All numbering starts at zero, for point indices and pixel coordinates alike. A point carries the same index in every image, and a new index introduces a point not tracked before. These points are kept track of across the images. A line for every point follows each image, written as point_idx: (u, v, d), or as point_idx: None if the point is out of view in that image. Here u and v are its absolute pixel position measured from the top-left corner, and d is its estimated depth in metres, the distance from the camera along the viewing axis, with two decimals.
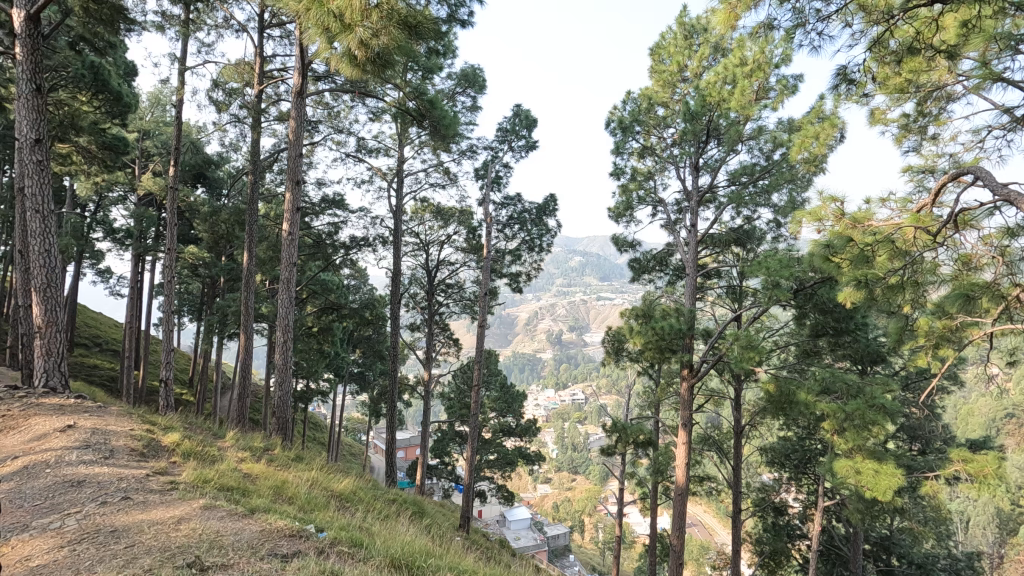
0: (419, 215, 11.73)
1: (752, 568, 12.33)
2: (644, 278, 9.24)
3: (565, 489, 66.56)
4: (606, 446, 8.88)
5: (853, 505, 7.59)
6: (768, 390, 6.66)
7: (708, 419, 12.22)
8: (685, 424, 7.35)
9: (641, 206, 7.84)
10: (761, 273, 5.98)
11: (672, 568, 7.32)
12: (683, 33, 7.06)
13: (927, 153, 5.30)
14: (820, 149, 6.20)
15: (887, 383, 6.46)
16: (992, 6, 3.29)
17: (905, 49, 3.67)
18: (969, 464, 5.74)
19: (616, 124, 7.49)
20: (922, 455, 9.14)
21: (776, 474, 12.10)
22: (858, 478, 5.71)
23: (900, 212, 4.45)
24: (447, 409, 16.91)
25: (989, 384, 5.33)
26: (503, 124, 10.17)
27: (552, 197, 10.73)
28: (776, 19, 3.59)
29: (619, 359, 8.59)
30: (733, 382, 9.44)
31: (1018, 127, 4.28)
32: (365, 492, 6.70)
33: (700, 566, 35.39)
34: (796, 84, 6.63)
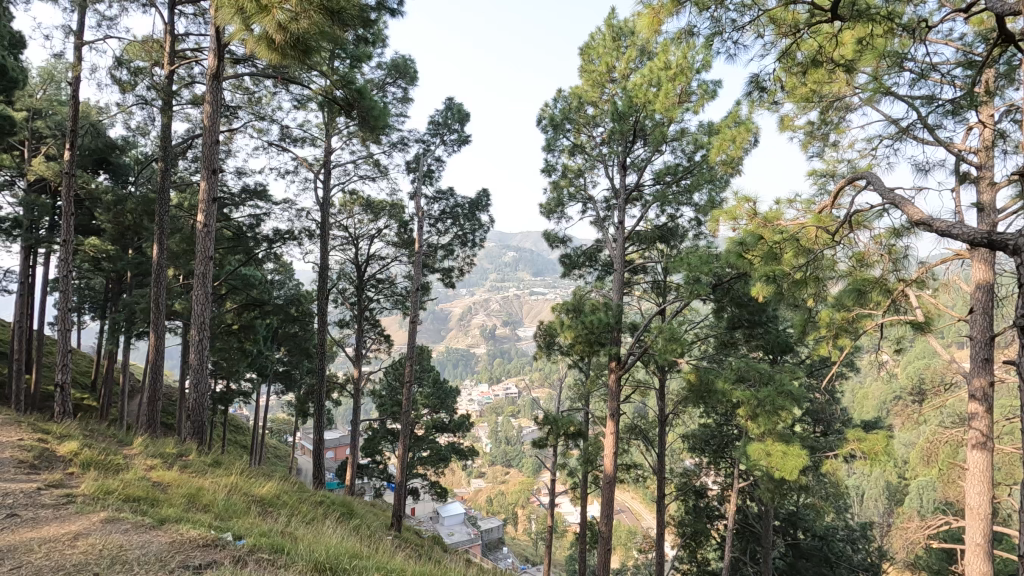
0: (348, 208, 11.36)
1: (675, 549, 12.98)
2: (574, 274, 9.43)
3: (498, 482, 67.27)
4: (538, 439, 9.00)
5: (764, 485, 8.14)
6: (690, 379, 7.04)
7: (635, 409, 12.66)
8: (613, 416, 7.57)
9: (571, 202, 8.00)
10: (683, 268, 6.29)
11: (601, 554, 7.55)
12: (611, 34, 7.26)
13: (829, 158, 5.77)
14: (737, 152, 6.55)
15: (795, 370, 6.96)
16: (883, 26, 3.60)
17: (809, 61, 3.94)
18: (863, 443, 6.32)
19: (547, 121, 7.60)
20: (823, 437, 9.95)
21: (697, 459, 12.74)
22: (768, 460, 6.22)
23: (805, 212, 4.82)
24: (379, 406, 16.55)
25: (880, 370, 5.89)
26: (435, 117, 10.04)
27: (484, 192, 10.70)
28: (696, 26, 3.77)
29: (551, 353, 8.75)
30: (658, 373, 9.84)
31: (904, 137, 4.79)
32: (289, 495, 6.47)
33: (628, 551, 36.87)
34: (715, 89, 6.98)
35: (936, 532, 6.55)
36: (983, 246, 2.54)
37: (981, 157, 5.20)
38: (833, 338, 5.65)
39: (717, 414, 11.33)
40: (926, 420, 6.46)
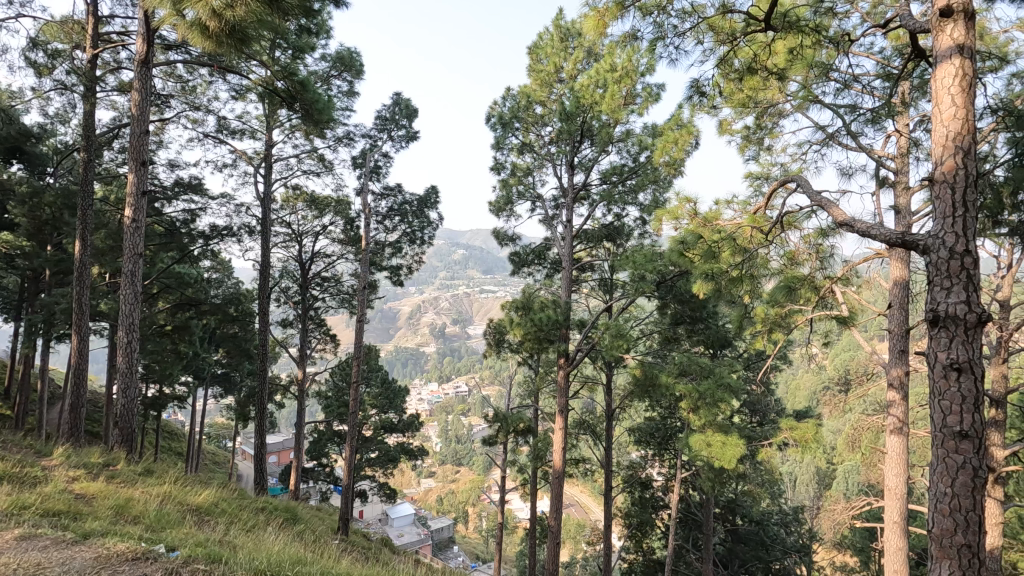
0: (291, 204, 10.98)
1: (622, 540, 13.32)
2: (524, 272, 9.49)
3: (449, 481, 66.95)
4: (488, 437, 9.01)
5: (705, 474, 8.47)
6: (635, 374, 7.23)
7: (583, 404, 12.88)
8: (562, 411, 7.67)
9: (520, 200, 8.04)
10: (629, 266, 6.47)
11: (550, 548, 7.66)
12: (559, 35, 7.35)
13: (764, 162, 6.08)
14: (679, 154, 6.77)
15: (733, 364, 7.28)
16: (811, 38, 3.82)
17: (745, 68, 4.11)
18: (795, 431, 6.70)
19: (496, 119, 7.60)
20: (759, 426, 10.46)
21: (642, 452, 13.11)
22: (709, 450, 6.50)
23: (741, 212, 5.05)
24: (325, 408, 16.11)
25: (810, 362, 6.26)
26: (381, 112, 9.85)
27: (433, 189, 10.60)
28: (640, 31, 3.87)
29: (501, 350, 8.78)
30: (606, 368, 10.05)
31: (830, 143, 5.11)
32: (228, 502, 6.20)
33: (577, 544, 37.53)
34: (659, 92, 7.19)
35: (860, 512, 7.02)
36: (898, 247, 2.74)
37: (898, 163, 5.61)
38: (767, 333, 5.95)
39: (662, 408, 11.69)
40: (850, 408, 6.92)
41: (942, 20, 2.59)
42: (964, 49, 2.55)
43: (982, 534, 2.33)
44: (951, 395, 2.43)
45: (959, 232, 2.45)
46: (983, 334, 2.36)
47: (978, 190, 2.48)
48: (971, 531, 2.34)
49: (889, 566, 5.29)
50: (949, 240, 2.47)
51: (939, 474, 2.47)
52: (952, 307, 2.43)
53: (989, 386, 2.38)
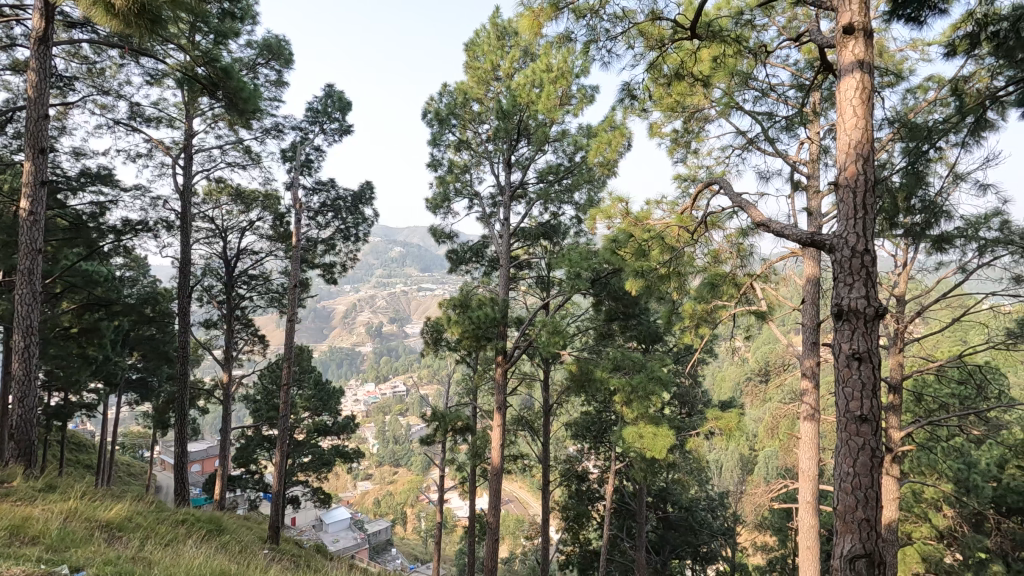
0: (214, 198, 10.38)
1: (559, 533, 13.56)
2: (461, 269, 9.44)
3: (387, 482, 65.70)
4: (426, 436, 8.91)
5: (638, 465, 8.76)
6: (572, 369, 7.37)
7: (521, 401, 12.99)
8: (500, 408, 7.70)
9: (458, 198, 7.99)
10: (565, 264, 6.59)
11: (489, 545, 7.68)
12: (496, 33, 7.36)
13: (691, 164, 6.35)
14: (612, 155, 6.96)
15: (664, 358, 7.57)
16: (733, 48, 4.03)
17: (673, 74, 4.27)
18: (720, 421, 7.07)
19: (432, 115, 7.49)
20: (688, 417, 10.95)
21: (578, 446, 13.41)
22: (641, 442, 6.74)
23: (670, 212, 5.26)
24: (253, 413, 15.36)
25: (733, 355, 6.62)
26: (313, 104, 9.50)
27: (368, 185, 10.32)
28: (574, 32, 3.95)
29: (438, 349, 8.69)
30: (543, 365, 10.19)
31: (750, 147, 5.41)
32: (143, 516, 5.78)
33: (516, 539, 37.86)
34: (593, 94, 7.36)
35: (778, 495, 7.51)
36: (808, 246, 2.96)
37: (810, 168, 6.02)
38: (694, 328, 6.26)
39: (597, 402, 11.98)
40: (770, 397, 7.38)
41: (845, 37, 2.81)
42: (864, 64, 2.77)
43: (879, 508, 2.54)
44: (852, 383, 2.64)
45: (859, 233, 2.67)
46: (879, 325, 2.58)
47: (876, 194, 2.71)
48: (870, 506, 2.54)
49: (802, 542, 5.69)
50: (851, 241, 2.69)
51: (843, 456, 2.67)
52: (854, 301, 2.65)
53: (884, 374, 2.61)
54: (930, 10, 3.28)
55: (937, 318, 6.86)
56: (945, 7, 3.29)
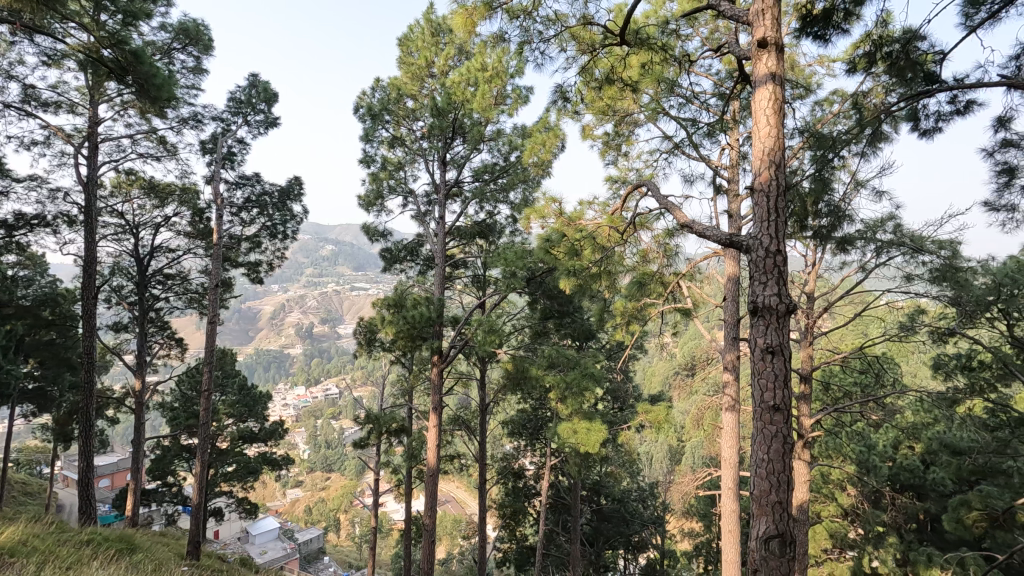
0: (123, 191, 9.60)
1: (497, 531, 13.61)
2: (396, 268, 9.26)
3: (319, 489, 63.48)
4: (359, 440, 8.67)
5: (573, 460, 8.94)
6: (507, 368, 7.32)
7: (458, 401, 12.93)
8: (436, 408, 7.62)
9: (392, 195, 7.83)
10: (500, 263, 6.61)
11: (426, 547, 7.59)
12: (430, 29, 7.29)
13: (621, 166, 6.55)
14: (546, 156, 7.07)
15: (597, 355, 7.76)
16: (660, 56, 4.19)
17: (604, 79, 4.38)
18: (650, 414, 7.35)
19: (365, 110, 7.21)
20: (619, 412, 11.31)
21: (514, 443, 13.52)
22: (575, 437, 6.90)
23: (601, 213, 5.40)
24: (170, 421, 14.37)
25: (662, 351, 6.90)
26: (235, 93, 8.99)
27: (296, 180, 9.89)
28: (507, 33, 3.97)
29: (372, 349, 8.48)
30: (479, 364, 10.19)
31: (676, 152, 5.65)
32: (42, 538, 5.27)
33: (454, 539, 37.64)
34: (528, 95, 7.43)
35: (703, 482, 7.90)
36: (728, 247, 3.12)
37: (730, 173, 6.37)
38: (625, 325, 6.54)
39: (533, 399, 12.13)
40: (695, 390, 7.75)
41: (759, 50, 2.98)
42: (776, 77, 2.96)
43: (790, 491, 2.73)
44: (767, 374, 2.81)
45: (772, 234, 2.86)
46: (790, 321, 2.77)
47: (786, 198, 2.91)
48: (783, 489, 2.73)
49: (725, 526, 6.01)
50: (765, 242, 2.87)
51: (759, 443, 2.85)
52: (767, 299, 2.83)
53: (794, 365, 2.81)
54: (834, 29, 3.55)
55: (842, 314, 7.46)
56: (847, 28, 3.57)
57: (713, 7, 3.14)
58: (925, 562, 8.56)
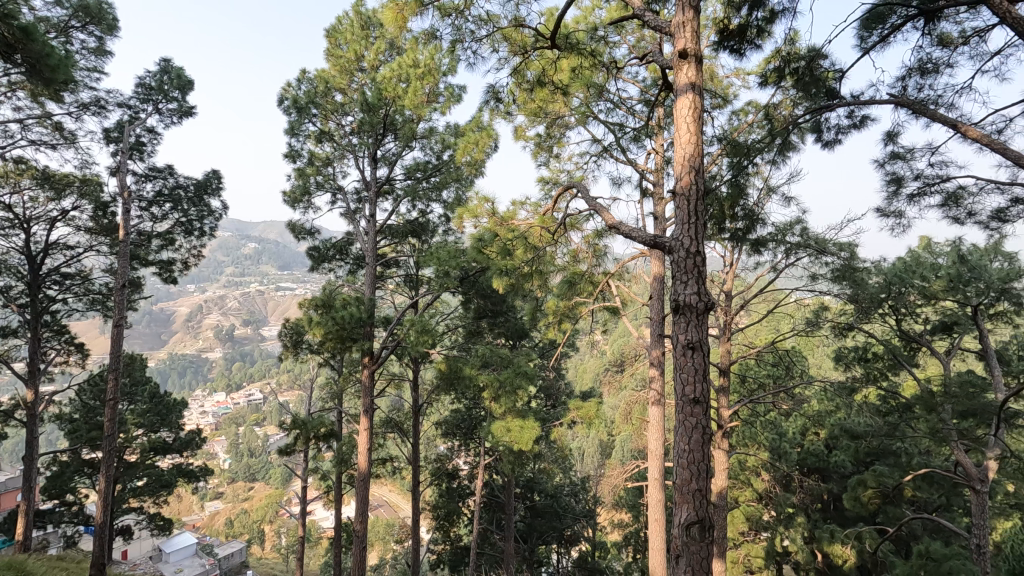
0: (11, 181, 8.66)
1: (431, 533, 13.46)
2: (324, 268, 8.94)
3: (241, 500, 60.21)
4: (285, 446, 8.30)
5: (506, 458, 9.00)
6: (440, 369, 7.16)
7: (390, 403, 12.68)
8: (367, 411, 7.44)
9: (319, 191, 7.55)
10: (433, 263, 6.55)
11: (357, 553, 7.40)
12: (359, 22, 7.10)
13: (553, 168, 6.67)
14: (479, 155, 7.07)
15: (530, 354, 7.85)
16: (589, 62, 4.30)
17: (536, 81, 4.43)
18: (581, 410, 7.54)
19: (290, 103, 6.86)
20: (552, 409, 11.51)
21: (448, 443, 13.44)
22: (508, 435, 6.96)
23: (533, 213, 5.47)
24: (69, 434, 13.12)
25: (593, 348, 7.08)
26: (144, 79, 8.35)
27: (214, 173, 9.32)
28: (439, 30, 3.94)
29: (299, 352, 8.14)
30: (412, 365, 10.03)
31: (605, 155, 5.83)
32: None
33: (387, 544, 36.86)
34: (461, 93, 7.40)
35: (631, 474, 8.19)
36: (652, 248, 3.26)
37: (656, 177, 6.65)
38: (557, 323, 6.69)
39: (467, 399, 12.08)
40: (624, 386, 8.01)
41: (680, 61, 3.13)
42: (695, 87, 3.12)
43: (709, 479, 2.89)
44: (687, 369, 2.96)
45: (692, 236, 3.01)
46: (708, 318, 2.93)
47: (704, 203, 3.08)
48: (702, 478, 2.88)
49: (652, 516, 6.27)
50: (685, 243, 3.02)
51: (680, 435, 3.00)
52: (687, 297, 2.98)
53: (712, 360, 2.98)
54: (749, 44, 3.78)
55: (756, 311, 7.97)
56: (760, 44, 3.81)
57: (637, 17, 3.26)
58: (828, 539, 9.32)
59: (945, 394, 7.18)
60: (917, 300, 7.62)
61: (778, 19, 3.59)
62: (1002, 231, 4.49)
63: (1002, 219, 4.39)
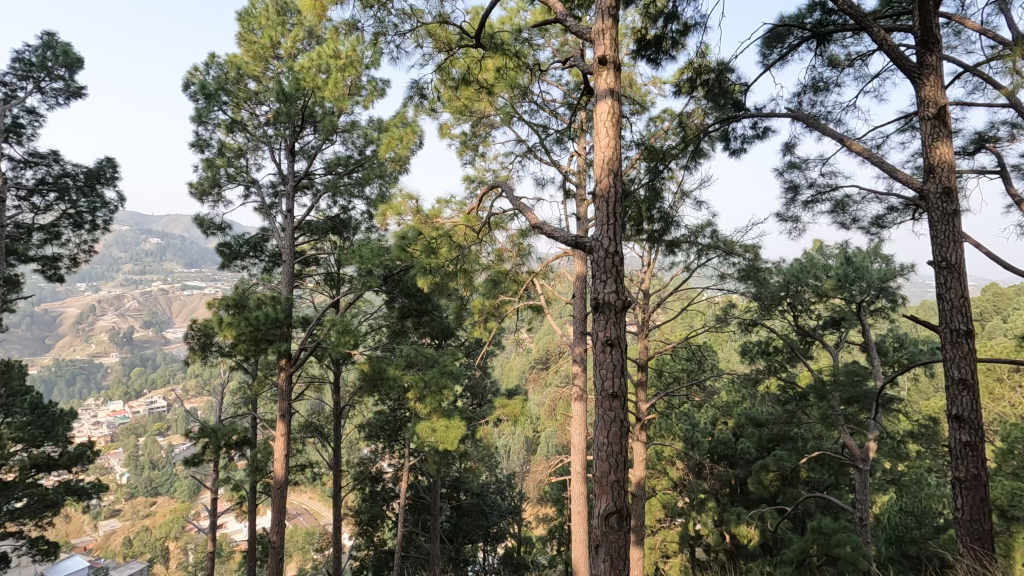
0: None
1: (353, 539, 13.06)
2: (236, 265, 8.38)
3: (142, 517, 55.51)
4: (192, 457, 7.74)
5: (432, 458, 8.91)
6: (363, 369, 6.96)
7: (309, 406, 12.16)
8: (284, 415, 7.09)
9: (231, 184, 7.10)
10: (355, 261, 6.36)
11: (273, 565, 7.04)
12: (275, 7, 6.75)
13: (478, 167, 6.68)
14: (404, 152, 6.94)
15: (456, 352, 7.79)
16: (513, 63, 4.34)
17: (461, 79, 4.40)
18: (507, 408, 7.59)
19: (196, 88, 6.39)
20: (478, 408, 11.53)
21: (372, 446, 13.10)
22: (434, 435, 6.88)
23: (458, 211, 5.45)
24: None
25: (518, 346, 7.16)
26: (23, 53, 7.48)
27: (108, 161, 8.53)
28: (360, 21, 3.82)
29: (208, 355, 7.61)
30: (333, 365, 9.64)
31: (530, 155, 5.91)
32: None
33: (306, 554, 35.37)
34: (384, 87, 7.24)
35: (556, 469, 8.35)
36: (573, 249, 3.34)
37: (579, 178, 6.82)
38: (482, 322, 6.68)
39: (392, 401, 11.82)
40: (548, 383, 8.13)
41: (600, 66, 3.23)
42: (614, 92, 3.23)
43: (626, 470, 3.01)
44: (607, 365, 3.06)
45: (611, 236, 3.12)
46: (626, 315, 3.05)
47: (622, 204, 3.20)
48: (620, 469, 2.99)
49: (575, 508, 6.44)
50: (605, 243, 3.12)
51: (600, 428, 3.10)
52: (606, 295, 3.08)
53: (630, 356, 3.11)
54: (664, 55, 3.95)
55: (672, 308, 8.38)
56: (675, 55, 3.99)
57: (560, 21, 3.32)
58: (735, 520, 10.00)
59: (834, 382, 8.02)
60: (811, 298, 8.36)
61: (691, 32, 3.77)
62: (880, 236, 5.02)
63: (880, 225, 4.91)
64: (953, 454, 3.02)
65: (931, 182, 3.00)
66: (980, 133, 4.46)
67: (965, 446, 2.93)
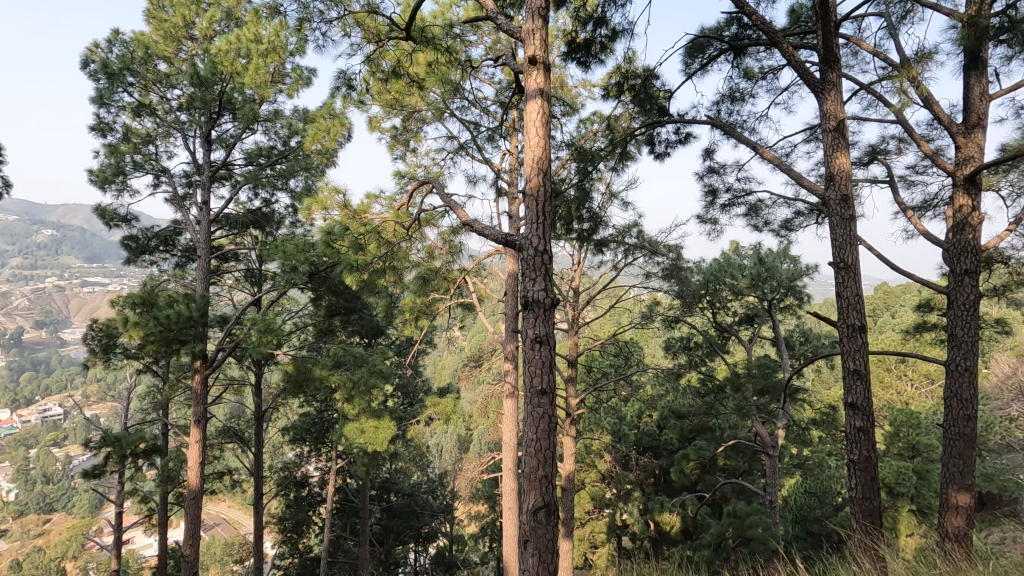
0: None
1: (277, 548, 12.50)
2: (144, 260, 7.75)
3: (34, 536, 50.40)
4: (93, 468, 7.09)
5: (361, 460, 8.67)
6: (286, 370, 6.66)
7: (228, 409, 11.50)
8: (199, 420, 6.63)
9: (137, 172, 6.56)
10: (279, 256, 6.06)
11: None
12: None
13: (409, 162, 6.55)
14: (331, 144, 6.67)
15: (385, 351, 7.62)
16: (445, 58, 4.27)
17: (391, 72, 4.29)
18: (439, 407, 7.51)
19: (97, 67, 5.84)
20: (409, 407, 11.35)
21: (297, 450, 12.58)
22: (363, 436, 6.71)
23: (387, 207, 5.35)
24: None
25: (450, 344, 7.10)
26: None
27: None
28: (283, 6, 3.63)
29: (111, 358, 7.00)
30: (254, 366, 9.14)
31: (461, 152, 5.87)
32: None
33: (225, 565, 33.48)
34: (310, 76, 6.94)
35: (488, 466, 8.37)
36: (502, 246, 3.35)
37: (511, 176, 6.85)
38: (414, 320, 6.56)
39: (318, 402, 11.41)
40: (481, 380, 8.11)
41: (530, 67, 3.25)
42: (544, 93, 3.27)
43: (553, 465, 3.07)
44: (535, 363, 3.10)
45: (539, 234, 3.15)
46: (554, 313, 3.09)
47: (551, 204, 3.24)
48: (548, 464, 3.04)
49: (506, 504, 6.47)
50: (534, 242, 3.15)
51: (529, 425, 3.13)
52: (535, 293, 3.11)
53: (558, 353, 3.15)
54: (594, 58, 4.03)
55: (601, 306, 8.60)
56: (604, 59, 4.08)
57: (491, 19, 3.30)
58: (659, 508, 10.45)
59: (748, 374, 8.55)
60: (728, 296, 8.85)
61: (619, 38, 3.87)
62: (789, 238, 5.40)
63: (788, 228, 5.28)
64: (849, 438, 3.29)
65: (831, 189, 3.26)
66: (873, 146, 4.90)
67: (859, 431, 3.19)
